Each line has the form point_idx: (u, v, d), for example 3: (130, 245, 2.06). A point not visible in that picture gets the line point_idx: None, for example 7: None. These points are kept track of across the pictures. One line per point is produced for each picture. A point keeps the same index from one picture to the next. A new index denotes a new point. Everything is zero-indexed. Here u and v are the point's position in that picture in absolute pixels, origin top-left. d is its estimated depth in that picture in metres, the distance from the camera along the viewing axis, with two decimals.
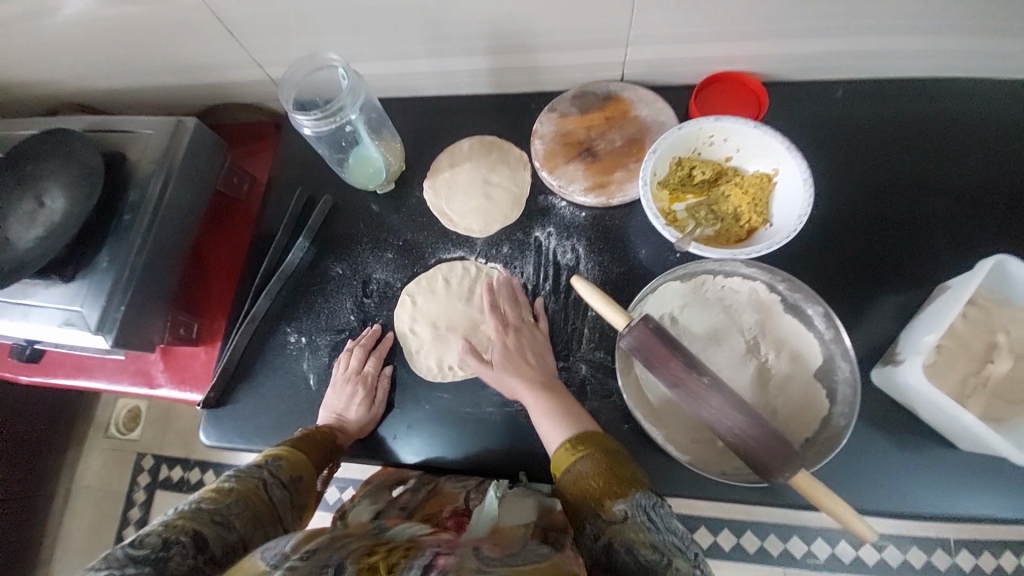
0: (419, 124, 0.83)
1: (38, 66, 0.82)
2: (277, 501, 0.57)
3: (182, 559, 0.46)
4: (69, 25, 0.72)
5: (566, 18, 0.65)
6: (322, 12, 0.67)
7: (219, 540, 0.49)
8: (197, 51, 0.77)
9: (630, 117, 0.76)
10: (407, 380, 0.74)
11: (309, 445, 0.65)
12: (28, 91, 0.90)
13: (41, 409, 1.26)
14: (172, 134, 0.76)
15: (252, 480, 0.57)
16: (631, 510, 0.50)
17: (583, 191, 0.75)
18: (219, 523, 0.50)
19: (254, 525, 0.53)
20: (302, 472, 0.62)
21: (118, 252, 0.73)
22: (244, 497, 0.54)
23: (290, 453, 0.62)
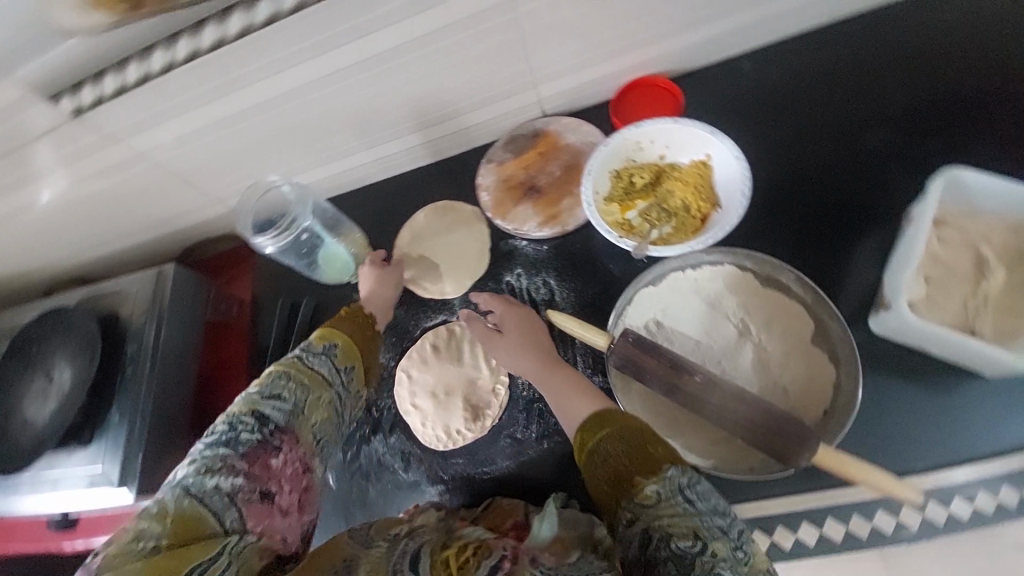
0: (375, 210, 0.88)
1: (33, 256, 0.91)
2: (321, 375, 0.65)
3: (245, 434, 0.55)
4: (48, 214, 0.80)
5: (473, 81, 0.70)
6: (258, 138, 0.74)
7: (274, 412, 0.58)
8: (161, 204, 0.84)
9: (562, 147, 0.79)
10: (422, 456, 0.75)
11: (342, 321, 0.73)
12: (29, 280, 0.98)
13: None
14: (156, 282, 0.83)
15: (291, 359, 0.64)
16: (665, 490, 0.46)
17: (537, 227, 0.77)
18: (269, 403, 0.58)
19: (302, 392, 0.61)
20: (334, 342, 0.69)
21: (127, 404, 0.77)
22: (284, 375, 0.62)
23: (320, 331, 0.70)
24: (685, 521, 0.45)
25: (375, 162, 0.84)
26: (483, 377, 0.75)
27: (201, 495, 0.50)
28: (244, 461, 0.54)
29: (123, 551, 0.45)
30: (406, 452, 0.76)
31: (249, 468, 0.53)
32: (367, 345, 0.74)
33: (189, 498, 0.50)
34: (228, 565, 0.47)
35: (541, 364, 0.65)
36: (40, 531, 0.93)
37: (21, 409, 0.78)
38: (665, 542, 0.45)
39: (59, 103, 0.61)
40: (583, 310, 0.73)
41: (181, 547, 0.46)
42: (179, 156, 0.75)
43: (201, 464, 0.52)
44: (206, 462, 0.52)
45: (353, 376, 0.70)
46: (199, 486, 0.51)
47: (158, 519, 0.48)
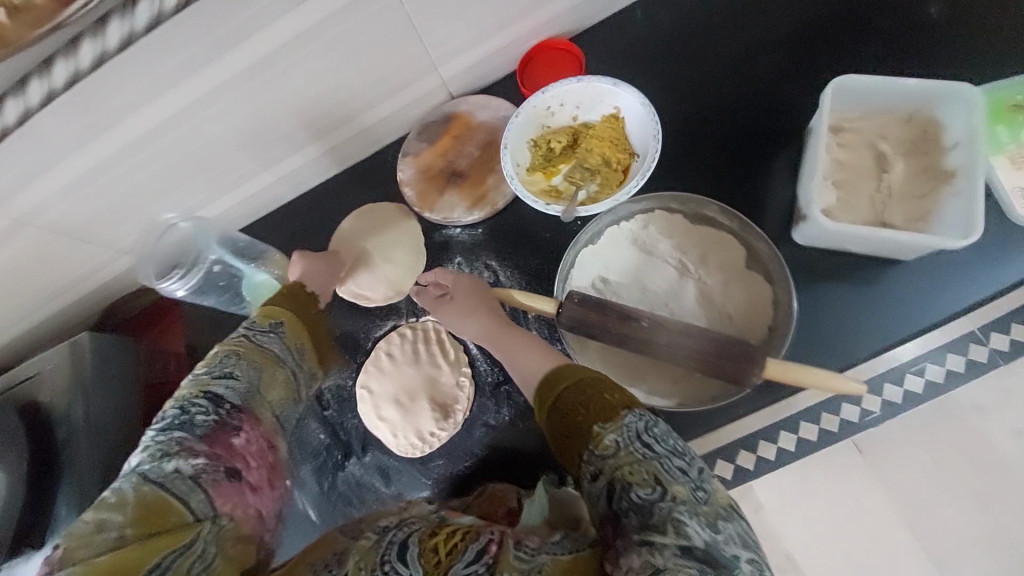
0: (299, 230, 0.84)
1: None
2: (273, 352, 0.63)
3: (200, 416, 0.54)
4: None
5: (368, 75, 0.67)
6: (150, 177, 0.68)
7: (228, 392, 0.57)
8: (59, 271, 0.77)
9: (475, 126, 0.77)
10: (403, 466, 0.73)
11: (282, 298, 0.70)
12: None
13: None
14: (72, 356, 0.76)
15: (237, 339, 0.63)
16: (623, 440, 0.47)
17: (467, 211, 0.75)
18: (222, 384, 0.57)
19: (255, 371, 0.60)
20: (280, 320, 0.67)
21: (72, 492, 0.70)
22: (233, 356, 0.60)
23: (261, 309, 0.67)
24: (644, 468, 0.46)
25: (287, 178, 0.80)
26: (445, 372, 0.74)
27: (162, 480, 0.48)
28: (203, 443, 0.52)
29: (87, 541, 0.44)
30: (385, 466, 0.74)
31: (210, 450, 0.52)
32: (311, 322, 0.72)
33: (149, 485, 0.48)
34: (205, 549, 0.47)
35: (495, 329, 0.64)
36: None
37: None
38: (627, 490, 0.45)
39: None
40: (530, 283, 0.72)
41: (153, 535, 0.45)
42: (63, 215, 0.68)
43: (157, 450, 0.51)
44: (162, 449, 0.51)
45: (305, 352, 0.68)
46: (158, 472, 0.49)
47: (120, 507, 0.46)
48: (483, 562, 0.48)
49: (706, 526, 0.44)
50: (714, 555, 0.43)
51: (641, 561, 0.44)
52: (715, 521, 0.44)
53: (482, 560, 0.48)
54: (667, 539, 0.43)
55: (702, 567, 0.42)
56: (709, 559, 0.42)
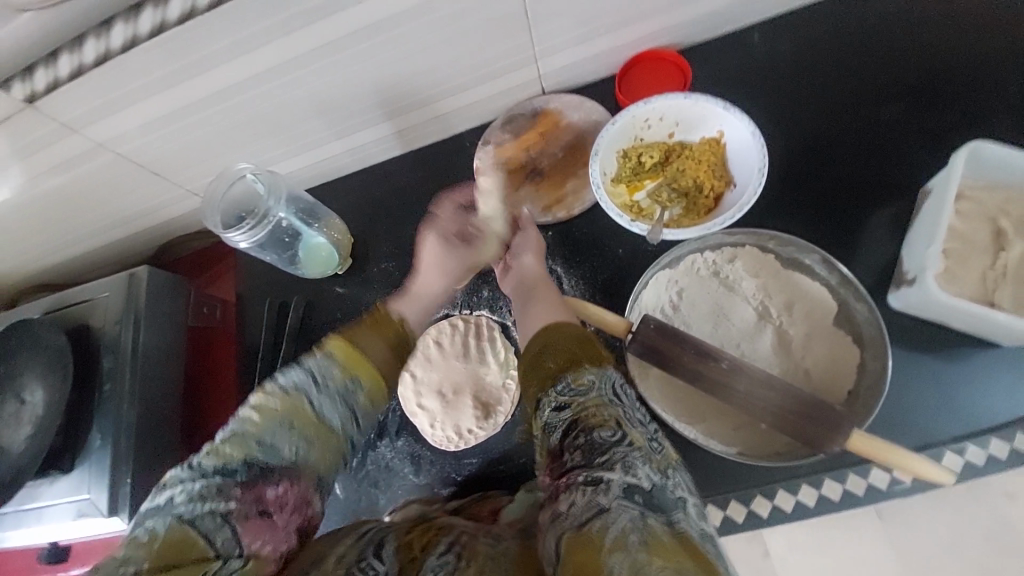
0: (365, 201, 0.83)
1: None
2: (329, 420, 0.55)
3: (242, 467, 0.50)
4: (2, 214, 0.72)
5: (470, 56, 0.65)
6: (236, 126, 0.68)
7: (275, 455, 0.52)
8: (128, 201, 0.77)
9: (564, 126, 0.75)
10: (432, 456, 0.72)
11: (370, 330, 0.61)
12: None
13: None
14: (128, 287, 0.75)
15: (302, 400, 0.54)
16: (598, 384, 0.51)
17: (541, 212, 0.73)
18: (271, 446, 0.52)
19: (308, 441, 0.53)
20: (357, 378, 0.57)
21: (108, 424, 0.71)
22: (287, 417, 0.53)
23: (343, 359, 0.57)
24: (609, 411, 0.49)
25: (365, 146, 0.78)
26: (492, 371, 0.72)
27: (192, 520, 0.46)
28: (239, 488, 0.49)
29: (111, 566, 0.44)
30: (416, 454, 0.73)
31: (244, 494, 0.49)
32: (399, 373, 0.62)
33: (178, 524, 0.46)
34: None
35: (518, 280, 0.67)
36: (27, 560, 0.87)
37: None
38: (589, 430, 0.48)
39: (7, 89, 0.54)
40: (597, 295, 0.70)
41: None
42: (145, 148, 0.68)
43: (193, 493, 0.48)
44: (197, 495, 0.48)
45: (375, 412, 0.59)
46: (188, 513, 0.47)
47: (145, 545, 0.45)
48: (454, 551, 0.52)
49: (656, 472, 0.46)
50: (660, 499, 0.44)
51: (585, 499, 0.43)
52: (665, 470, 0.46)
53: (452, 551, 0.52)
54: (614, 475, 0.44)
55: (644, 509, 0.42)
56: (653, 502, 0.43)
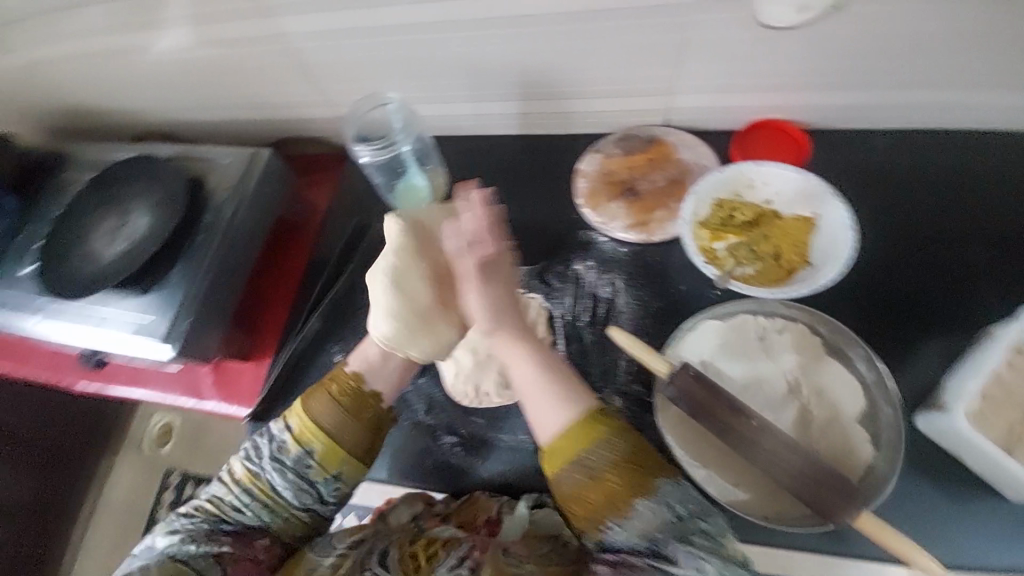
0: (468, 162, 0.89)
1: (151, 97, 0.97)
2: (284, 493, 0.61)
3: (227, 523, 0.61)
4: (187, 61, 0.85)
5: (613, 68, 0.75)
6: (399, 61, 0.78)
7: (244, 517, 0.61)
8: (282, 91, 0.89)
9: (673, 160, 0.79)
10: (443, 406, 0.74)
11: (328, 407, 0.63)
12: (131, 116, 1.04)
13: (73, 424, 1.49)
14: (249, 163, 0.86)
15: (260, 471, 0.62)
16: (656, 507, 0.50)
17: (624, 228, 0.76)
18: (240, 506, 0.61)
19: (271, 511, 0.62)
20: (309, 446, 0.61)
21: (190, 268, 0.79)
22: (252, 489, 0.62)
23: (299, 429, 0.62)
24: (666, 527, 0.49)
25: (490, 116, 0.87)
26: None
27: (182, 561, 0.56)
28: (228, 534, 0.60)
29: None
30: (431, 399, 0.74)
31: (231, 540, 0.59)
32: (363, 439, 0.63)
33: (170, 562, 0.56)
34: None
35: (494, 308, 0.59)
36: (65, 361, 0.95)
37: (88, 244, 0.81)
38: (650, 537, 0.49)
39: None
40: (646, 319, 0.72)
41: None
42: (322, 50, 0.79)
43: (184, 536, 0.59)
44: (191, 540, 0.58)
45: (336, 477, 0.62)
46: (180, 553, 0.57)
47: None
48: (466, 565, 0.57)
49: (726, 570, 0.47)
50: None
51: None
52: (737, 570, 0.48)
53: (464, 564, 0.57)
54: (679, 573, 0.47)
55: None
56: None
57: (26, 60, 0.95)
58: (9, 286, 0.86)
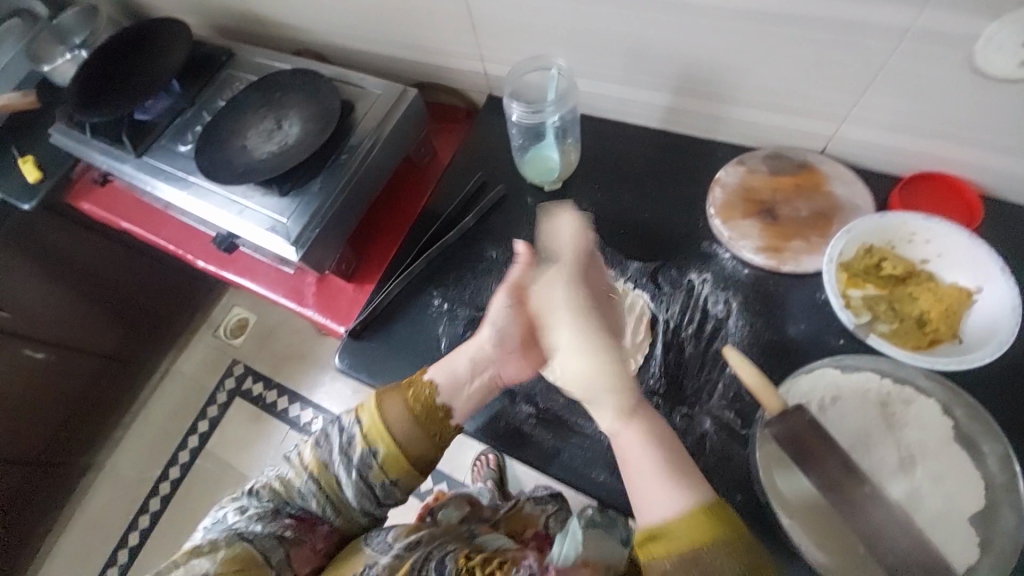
0: (602, 145, 0.88)
1: (321, 16, 1.03)
2: (345, 493, 0.66)
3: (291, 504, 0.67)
4: None
5: (788, 82, 0.71)
6: (571, 30, 0.78)
7: (304, 502, 0.67)
8: (444, 37, 0.92)
9: (823, 192, 0.74)
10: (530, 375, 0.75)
11: (394, 410, 0.66)
12: (296, 30, 1.11)
13: (167, 294, 1.70)
14: (396, 98, 0.89)
15: (328, 465, 0.66)
16: None
17: (753, 249, 0.72)
18: (304, 495, 0.67)
19: (329, 503, 0.67)
20: (377, 449, 0.65)
21: (330, 184, 0.84)
22: (314, 480, 0.66)
23: (371, 428, 0.66)
24: None
25: (636, 104, 0.85)
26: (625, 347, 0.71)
27: (250, 539, 0.62)
28: (291, 518, 0.66)
29: (193, 553, 0.60)
30: None
31: (293, 525, 0.66)
32: (421, 451, 0.66)
33: (239, 542, 0.61)
34: None
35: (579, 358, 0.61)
36: (193, 240, 1.05)
37: (242, 138, 0.89)
38: None
39: None
40: (757, 347, 0.69)
41: None
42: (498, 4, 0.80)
43: (252, 513, 0.65)
44: (257, 519, 0.64)
45: (393, 484, 0.66)
46: (248, 531, 0.63)
47: (211, 556, 0.59)
48: None
49: None
50: None
51: None
52: None
53: None
54: None
55: None
56: None
57: None
58: (172, 159, 0.96)
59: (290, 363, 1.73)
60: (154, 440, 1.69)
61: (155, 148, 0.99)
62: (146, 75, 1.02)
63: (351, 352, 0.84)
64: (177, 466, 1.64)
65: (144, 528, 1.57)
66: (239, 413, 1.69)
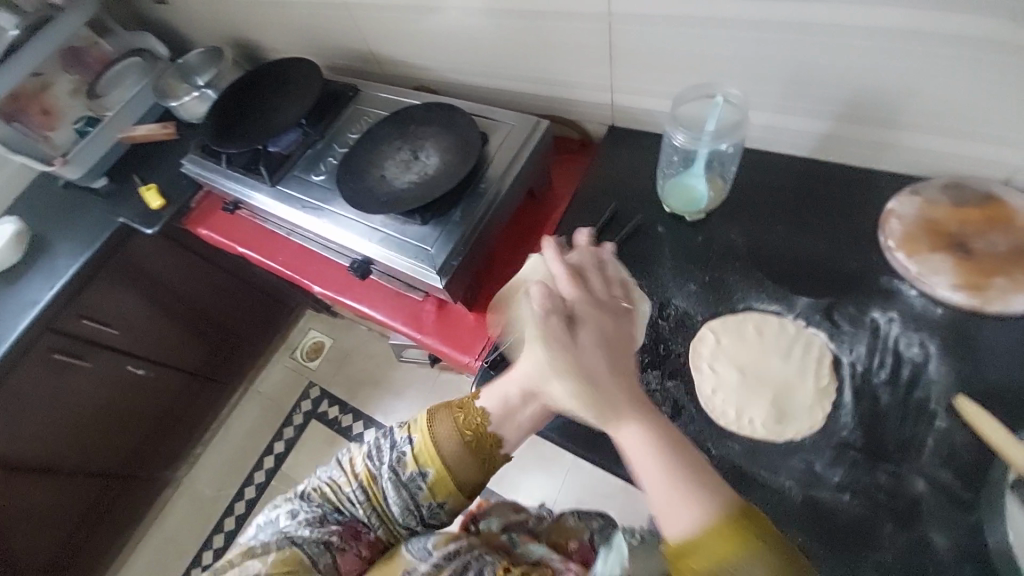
0: (745, 175, 0.85)
1: (445, 52, 1.06)
2: (393, 508, 0.64)
3: (337, 513, 0.64)
4: (506, 26, 0.92)
5: (981, 110, 0.66)
6: (725, 60, 0.77)
7: (350, 511, 0.64)
8: (576, 70, 0.93)
9: (1021, 226, 0.68)
10: (695, 418, 0.68)
11: (448, 431, 0.64)
12: (416, 66, 1.15)
13: (259, 317, 1.73)
14: (531, 130, 0.90)
15: (378, 478, 0.64)
16: None
17: (949, 287, 0.67)
18: (352, 503, 0.64)
19: (376, 514, 0.64)
20: (427, 471, 0.63)
21: (471, 212, 0.84)
22: (363, 490, 0.64)
23: (422, 450, 0.64)
24: None
25: (785, 133, 0.82)
26: (806, 390, 0.66)
27: (300, 542, 0.58)
28: (338, 525, 0.62)
29: (245, 553, 0.56)
30: (680, 403, 0.69)
31: (342, 532, 0.62)
32: (470, 476, 0.64)
33: (290, 545, 0.57)
34: None
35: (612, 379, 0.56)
36: (311, 265, 1.05)
37: (378, 169, 0.91)
38: None
39: None
40: (971, 397, 0.62)
41: None
42: (648, 36, 0.80)
43: (304, 518, 0.61)
44: (307, 524, 0.60)
45: (441, 507, 0.65)
46: (299, 535, 0.59)
47: (264, 559, 0.54)
48: None
49: None
50: None
51: None
52: None
53: None
54: None
55: None
56: None
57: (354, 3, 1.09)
58: (306, 189, 0.99)
59: (366, 387, 1.71)
60: (232, 461, 1.69)
61: (289, 178, 1.03)
62: (281, 109, 1.07)
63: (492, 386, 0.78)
64: (251, 487, 1.64)
65: (215, 551, 1.55)
66: (314, 438, 1.67)
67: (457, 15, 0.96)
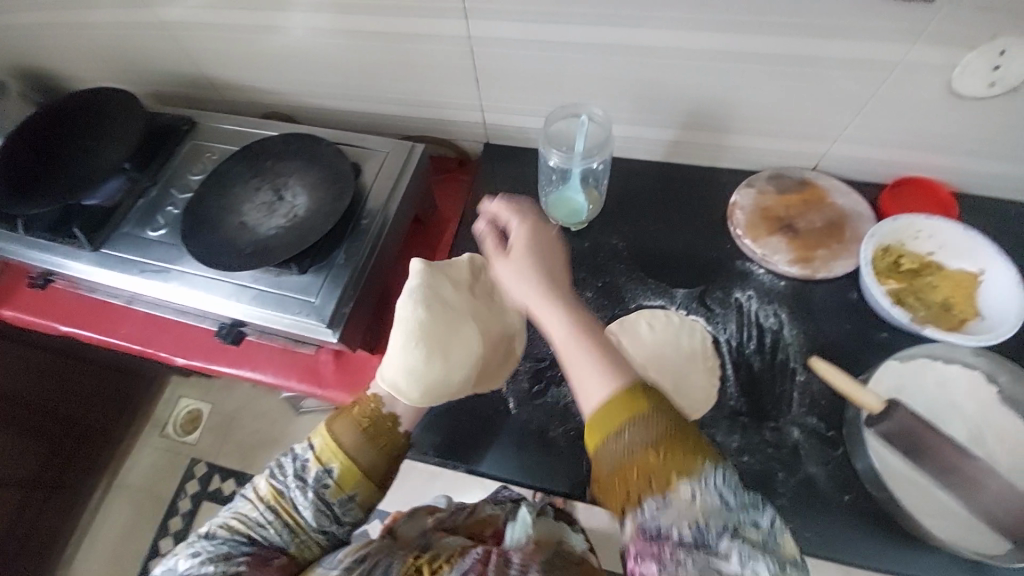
0: (615, 182, 0.91)
1: (294, 76, 0.98)
2: (306, 514, 0.59)
3: (243, 546, 0.56)
4: (360, 50, 0.88)
5: (785, 113, 0.79)
6: (579, 79, 0.82)
7: (258, 538, 0.58)
8: (441, 92, 0.91)
9: (828, 203, 0.83)
10: None
11: (344, 422, 0.63)
12: (264, 93, 1.04)
13: (104, 400, 1.43)
14: (405, 155, 0.86)
15: (285, 489, 0.60)
16: (704, 484, 0.44)
17: (787, 262, 0.79)
18: (262, 525, 0.58)
19: (286, 531, 0.59)
20: (332, 465, 0.60)
21: (356, 250, 0.78)
22: (271, 509, 0.59)
23: (323, 445, 0.61)
24: None
25: (641, 141, 0.90)
26: (698, 369, 0.73)
27: None
28: (245, 555, 0.55)
29: None
30: None
31: (251, 560, 0.55)
32: (381, 461, 0.63)
33: None
34: None
35: (545, 283, 0.57)
36: (170, 333, 0.89)
37: (236, 216, 0.80)
38: None
39: None
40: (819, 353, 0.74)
41: None
42: (506, 58, 0.82)
43: (204, 556, 0.54)
44: (209, 561, 0.53)
45: (356, 499, 0.61)
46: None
47: None
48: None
49: None
50: None
51: None
52: None
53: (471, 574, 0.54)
54: None
55: None
56: None
57: (172, 26, 0.94)
58: (144, 249, 0.83)
59: (260, 450, 1.49)
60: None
61: (118, 238, 0.85)
62: (91, 154, 0.88)
63: (427, 431, 0.74)
64: None
65: None
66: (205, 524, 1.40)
67: (303, 39, 0.88)
